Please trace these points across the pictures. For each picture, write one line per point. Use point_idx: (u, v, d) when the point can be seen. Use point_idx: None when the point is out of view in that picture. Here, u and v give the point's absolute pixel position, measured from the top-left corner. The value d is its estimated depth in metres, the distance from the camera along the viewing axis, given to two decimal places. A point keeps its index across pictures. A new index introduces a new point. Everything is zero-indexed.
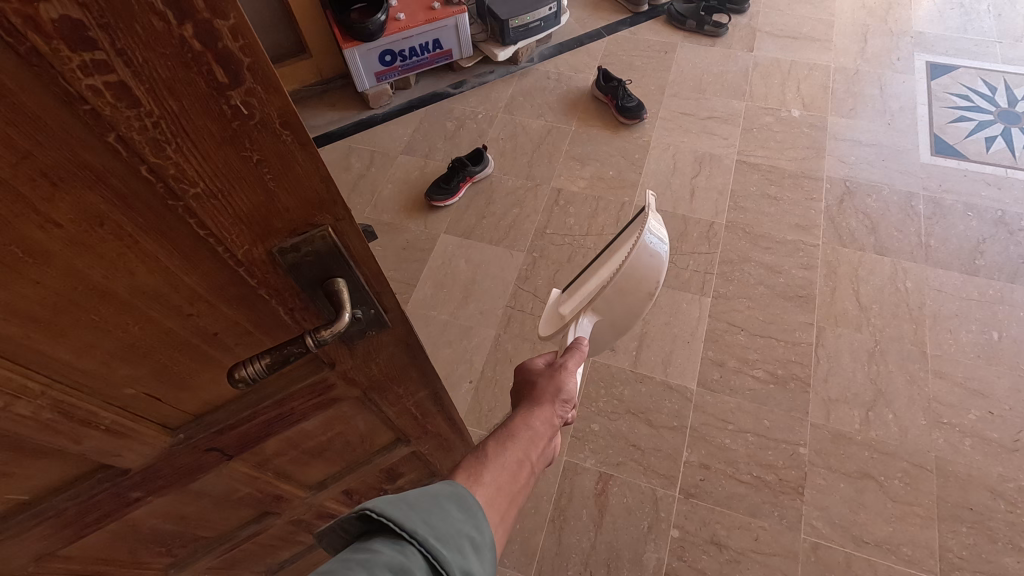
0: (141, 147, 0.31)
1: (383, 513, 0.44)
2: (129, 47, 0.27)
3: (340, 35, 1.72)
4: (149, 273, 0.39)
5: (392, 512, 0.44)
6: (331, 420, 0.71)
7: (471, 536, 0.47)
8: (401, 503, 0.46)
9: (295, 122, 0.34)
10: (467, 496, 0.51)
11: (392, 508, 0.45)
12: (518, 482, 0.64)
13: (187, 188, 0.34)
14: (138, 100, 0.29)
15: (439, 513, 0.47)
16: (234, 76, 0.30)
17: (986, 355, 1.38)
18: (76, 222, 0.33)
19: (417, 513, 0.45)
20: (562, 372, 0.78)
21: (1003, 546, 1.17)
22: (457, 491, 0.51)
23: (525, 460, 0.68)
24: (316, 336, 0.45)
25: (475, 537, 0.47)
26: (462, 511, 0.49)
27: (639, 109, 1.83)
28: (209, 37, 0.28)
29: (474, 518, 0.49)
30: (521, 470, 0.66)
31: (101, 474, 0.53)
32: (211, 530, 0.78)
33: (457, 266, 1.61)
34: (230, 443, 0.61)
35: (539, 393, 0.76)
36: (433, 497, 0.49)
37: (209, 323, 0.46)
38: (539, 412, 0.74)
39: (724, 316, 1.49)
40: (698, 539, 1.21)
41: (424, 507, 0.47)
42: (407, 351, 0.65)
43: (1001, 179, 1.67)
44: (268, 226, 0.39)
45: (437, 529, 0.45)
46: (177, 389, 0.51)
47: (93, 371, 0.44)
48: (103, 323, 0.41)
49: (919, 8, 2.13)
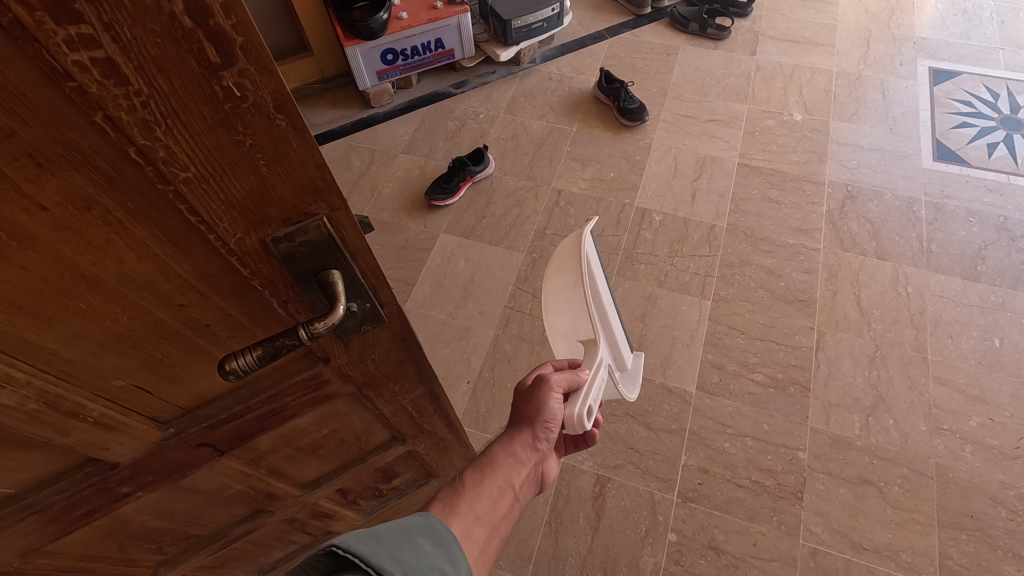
0: (129, 127, 0.30)
1: (353, 549, 0.41)
2: (115, 21, 0.26)
3: (342, 34, 1.72)
4: (138, 260, 0.38)
5: (362, 547, 0.41)
6: (326, 416, 0.70)
7: (441, 568, 0.46)
8: (368, 538, 0.43)
9: (289, 105, 0.33)
10: (434, 530, 0.50)
11: (360, 543, 0.42)
12: (498, 512, 0.65)
13: (177, 173, 0.33)
14: (127, 78, 0.28)
15: (408, 547, 0.45)
16: (227, 56, 0.29)
17: (987, 361, 1.37)
18: (62, 205, 0.32)
19: (385, 548, 0.43)
20: (547, 390, 0.75)
21: (1003, 554, 1.15)
22: (428, 524, 0.50)
23: (506, 488, 0.69)
24: (310, 328, 0.43)
25: (446, 569, 0.47)
26: (432, 545, 0.48)
27: (641, 111, 1.83)
28: (201, 13, 0.27)
29: (443, 551, 0.48)
30: (502, 498, 0.67)
31: (90, 468, 0.52)
32: (203, 528, 0.77)
33: (456, 266, 1.60)
34: (222, 438, 0.60)
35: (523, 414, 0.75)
36: (403, 532, 0.47)
37: (201, 314, 0.45)
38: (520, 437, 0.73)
39: (724, 319, 1.48)
40: (695, 543, 1.20)
41: (393, 541, 0.45)
42: (403, 348, 0.64)
43: (1003, 186, 1.66)
44: (261, 215, 0.38)
45: (407, 563, 0.44)
46: (167, 382, 0.50)
47: (81, 362, 0.43)
48: (91, 312, 0.40)
49: (922, 14, 2.13)
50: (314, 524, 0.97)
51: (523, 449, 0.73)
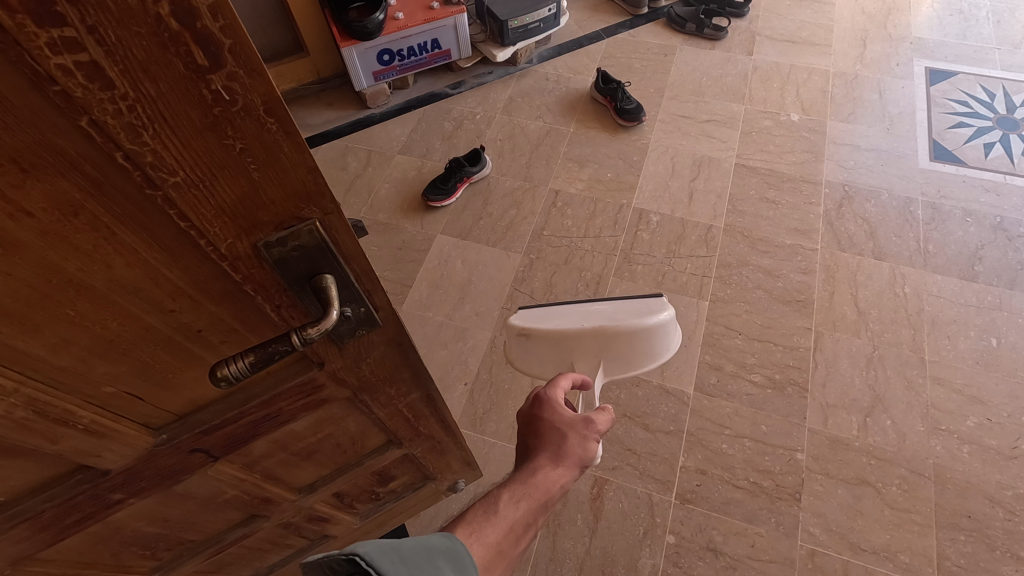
0: (115, 132, 0.29)
1: (374, 561, 0.42)
2: (99, 23, 0.25)
3: (338, 34, 1.71)
4: (128, 266, 0.37)
5: (381, 562, 0.42)
6: (321, 420, 0.69)
7: None
8: (391, 553, 0.43)
9: (279, 109, 0.33)
10: (458, 555, 0.49)
11: (382, 558, 0.42)
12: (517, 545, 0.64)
13: (166, 177, 0.33)
14: (113, 82, 0.27)
15: (430, 569, 0.45)
16: (215, 59, 0.29)
17: (985, 361, 1.37)
18: (48, 210, 0.31)
19: (406, 567, 0.43)
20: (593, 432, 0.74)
21: (1001, 555, 1.15)
22: (454, 547, 0.49)
23: (531, 524, 0.66)
24: (303, 334, 0.43)
25: None
26: (454, 572, 0.47)
27: (638, 111, 1.82)
28: (188, 15, 0.27)
29: None
30: (526, 533, 0.65)
31: (81, 475, 0.52)
32: (197, 533, 0.76)
33: (453, 267, 1.59)
34: (216, 444, 0.59)
35: (566, 448, 0.72)
36: (427, 552, 0.47)
37: (193, 320, 0.44)
38: (557, 469, 0.71)
39: (721, 320, 1.48)
40: (694, 545, 1.19)
41: (416, 560, 0.44)
42: (399, 352, 0.63)
43: (1000, 186, 1.66)
44: (253, 219, 0.38)
45: None
46: (159, 388, 0.49)
47: (70, 369, 0.42)
48: (79, 318, 0.39)
49: (918, 14, 2.13)
50: (310, 528, 0.97)
51: (560, 486, 0.70)
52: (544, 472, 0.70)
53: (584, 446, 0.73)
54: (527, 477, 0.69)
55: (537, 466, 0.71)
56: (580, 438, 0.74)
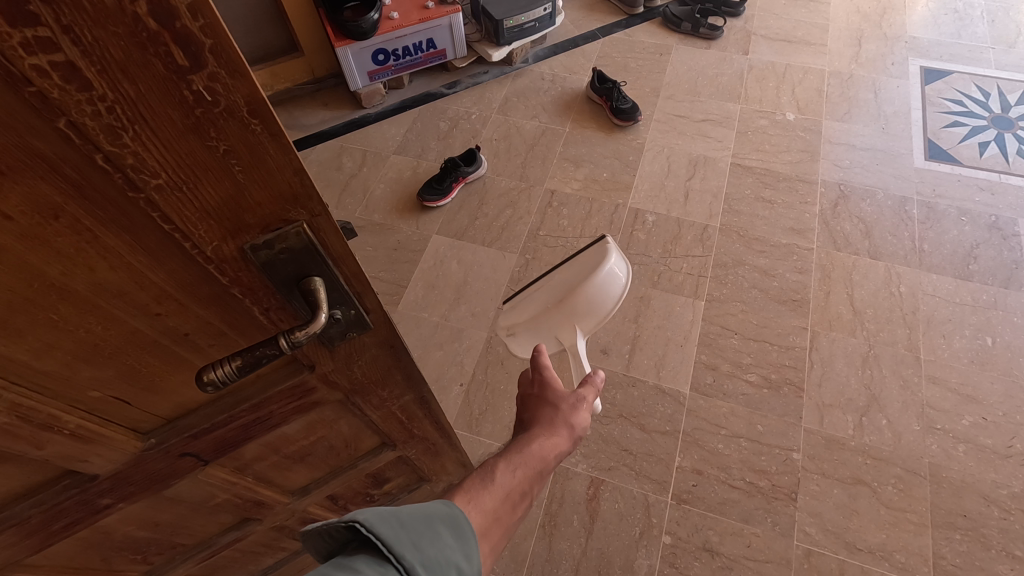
0: (94, 133, 0.29)
1: (374, 528, 0.40)
2: (75, 23, 0.25)
3: (332, 34, 1.70)
4: (111, 269, 0.37)
5: (382, 529, 0.41)
6: (313, 423, 0.69)
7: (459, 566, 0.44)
8: (392, 519, 0.42)
9: (264, 110, 0.32)
10: (458, 522, 0.47)
11: (382, 525, 0.41)
12: (515, 514, 0.61)
13: (148, 179, 0.32)
14: (90, 83, 0.27)
15: (429, 535, 0.43)
16: (195, 59, 0.28)
17: (980, 360, 1.37)
18: (28, 214, 0.31)
19: (407, 533, 0.42)
20: (580, 407, 0.75)
21: (996, 554, 1.15)
22: (454, 515, 0.47)
23: (528, 492, 0.64)
24: (291, 337, 0.42)
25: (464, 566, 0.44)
26: (455, 538, 0.45)
27: (634, 111, 1.82)
28: (167, 16, 0.26)
29: (463, 545, 0.46)
30: (523, 502, 0.63)
31: (69, 480, 0.51)
32: (189, 537, 0.76)
33: (449, 267, 1.59)
34: (206, 447, 0.58)
35: (557, 422, 0.72)
36: (427, 518, 0.45)
37: (180, 323, 0.44)
38: (548, 442, 0.70)
39: (717, 320, 1.47)
40: (690, 545, 1.19)
41: (416, 526, 0.43)
42: (391, 354, 0.63)
43: (994, 185, 1.66)
44: (239, 221, 0.37)
45: (425, 554, 0.42)
46: (147, 392, 0.49)
47: (55, 374, 0.42)
48: (62, 323, 0.38)
49: (913, 13, 2.13)
50: None
51: (554, 456, 0.70)
52: (539, 441, 0.69)
53: (573, 419, 0.73)
54: (520, 449, 0.68)
55: (532, 436, 0.70)
56: (572, 410, 0.74)
